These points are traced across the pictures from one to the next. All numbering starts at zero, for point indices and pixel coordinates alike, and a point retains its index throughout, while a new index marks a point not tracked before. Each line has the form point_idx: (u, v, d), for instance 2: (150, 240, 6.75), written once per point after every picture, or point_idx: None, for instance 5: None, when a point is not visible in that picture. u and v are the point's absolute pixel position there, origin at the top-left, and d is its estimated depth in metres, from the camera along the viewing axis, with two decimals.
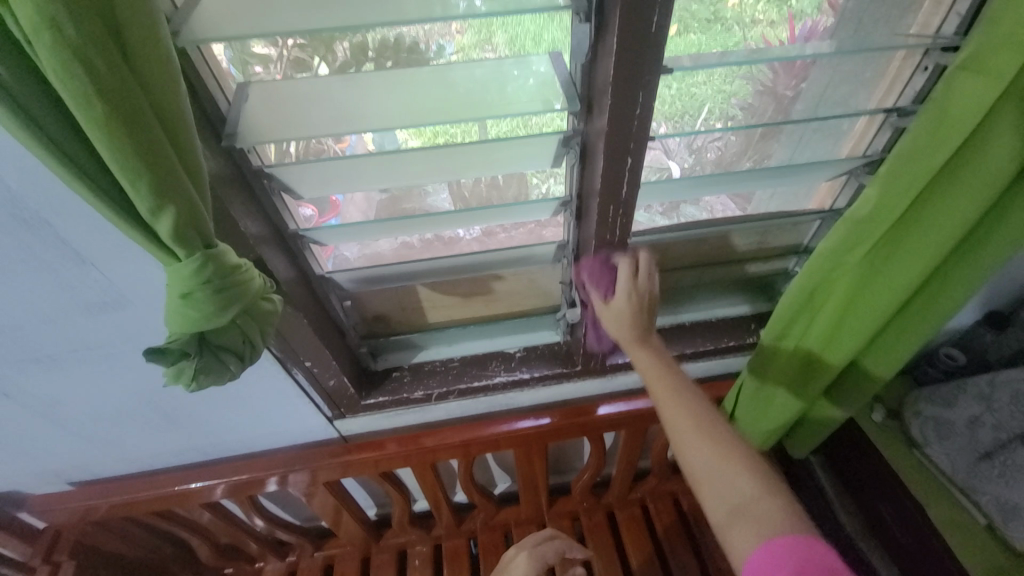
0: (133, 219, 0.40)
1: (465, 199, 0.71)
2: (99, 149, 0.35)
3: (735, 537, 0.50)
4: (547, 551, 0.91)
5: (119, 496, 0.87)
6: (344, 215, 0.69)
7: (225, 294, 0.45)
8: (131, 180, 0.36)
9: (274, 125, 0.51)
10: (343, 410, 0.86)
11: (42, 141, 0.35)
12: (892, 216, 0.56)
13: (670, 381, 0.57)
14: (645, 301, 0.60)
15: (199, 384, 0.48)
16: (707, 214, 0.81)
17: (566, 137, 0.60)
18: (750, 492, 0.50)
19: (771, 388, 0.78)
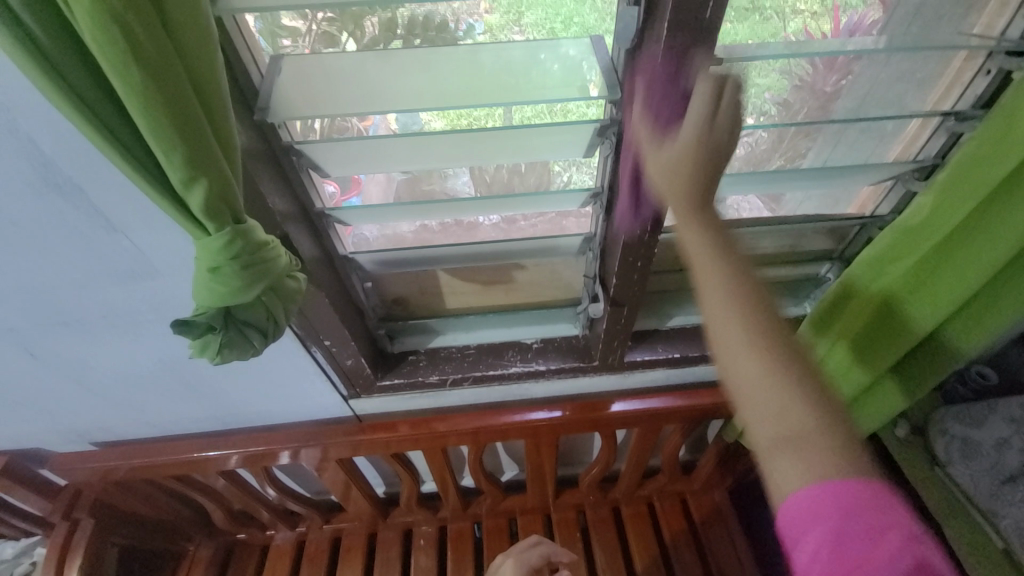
0: (164, 190, 0.40)
1: (486, 185, 0.70)
2: (134, 116, 0.35)
3: (774, 467, 0.41)
4: (532, 554, 0.92)
5: (138, 460, 0.90)
6: (365, 194, 0.68)
7: (253, 270, 0.45)
8: (166, 152, 0.36)
9: (309, 101, 0.50)
10: (358, 390, 0.86)
11: (80, 109, 0.35)
12: (944, 227, 0.54)
13: (728, 274, 0.41)
14: (714, 151, 0.41)
15: (223, 357, 0.49)
16: (733, 213, 0.77)
17: (602, 127, 0.57)
18: (803, 419, 0.39)
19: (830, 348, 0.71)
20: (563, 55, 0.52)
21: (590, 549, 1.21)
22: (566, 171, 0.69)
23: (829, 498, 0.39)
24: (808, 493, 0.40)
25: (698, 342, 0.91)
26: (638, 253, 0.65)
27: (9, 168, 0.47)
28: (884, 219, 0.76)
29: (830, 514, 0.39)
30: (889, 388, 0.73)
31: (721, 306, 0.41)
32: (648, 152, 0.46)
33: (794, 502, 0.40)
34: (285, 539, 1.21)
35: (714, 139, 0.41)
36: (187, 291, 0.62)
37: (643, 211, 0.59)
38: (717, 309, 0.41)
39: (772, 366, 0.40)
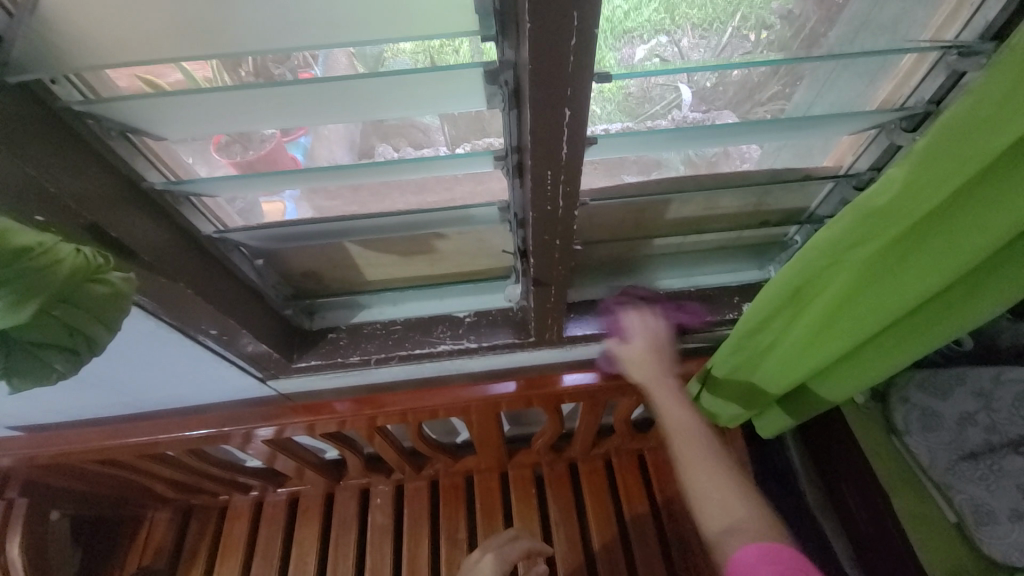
0: None
1: (453, 118, 0.55)
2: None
3: (728, 546, 0.59)
4: (513, 548, 0.93)
5: (51, 447, 0.84)
6: (316, 135, 0.56)
7: (11, 285, 0.35)
8: None
9: (124, 46, 0.38)
10: (274, 371, 0.79)
11: None
12: (917, 211, 0.42)
13: (682, 411, 0.72)
14: (660, 345, 0.77)
15: (18, 384, 0.41)
16: (723, 154, 0.66)
17: (491, 70, 0.42)
18: (744, 511, 0.61)
19: (754, 362, 0.68)
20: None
21: (545, 505, 1.22)
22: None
23: (764, 552, 0.55)
24: (747, 547, 0.57)
25: None
26: (555, 231, 0.53)
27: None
28: (858, 174, 0.65)
29: (755, 562, 0.55)
30: (831, 379, 0.70)
31: (685, 438, 0.70)
32: (621, 350, 0.78)
33: (738, 554, 0.57)
34: (242, 502, 1.22)
35: (657, 342, 0.77)
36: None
37: (549, 183, 0.46)
38: (683, 439, 0.70)
39: (716, 472, 0.65)
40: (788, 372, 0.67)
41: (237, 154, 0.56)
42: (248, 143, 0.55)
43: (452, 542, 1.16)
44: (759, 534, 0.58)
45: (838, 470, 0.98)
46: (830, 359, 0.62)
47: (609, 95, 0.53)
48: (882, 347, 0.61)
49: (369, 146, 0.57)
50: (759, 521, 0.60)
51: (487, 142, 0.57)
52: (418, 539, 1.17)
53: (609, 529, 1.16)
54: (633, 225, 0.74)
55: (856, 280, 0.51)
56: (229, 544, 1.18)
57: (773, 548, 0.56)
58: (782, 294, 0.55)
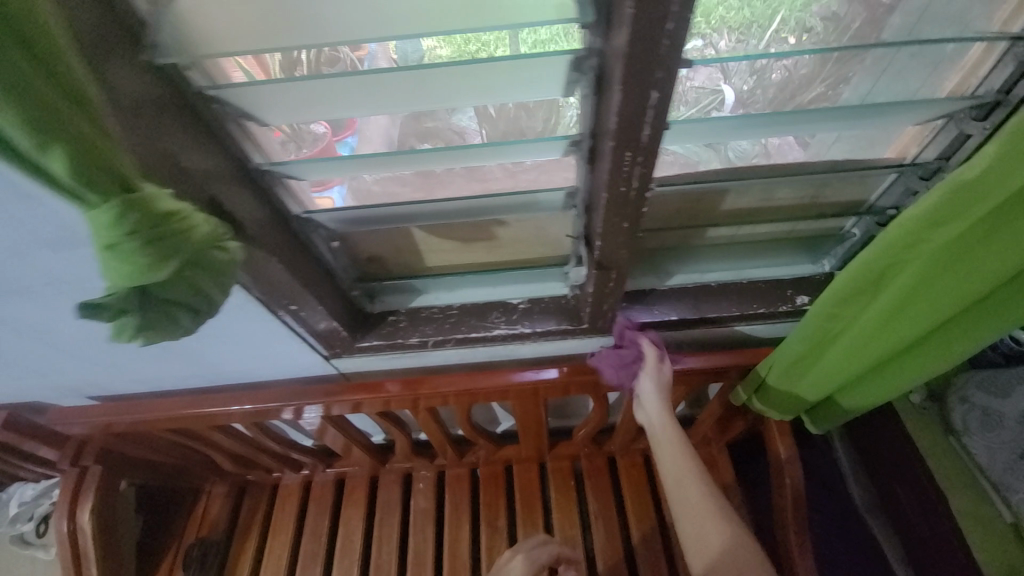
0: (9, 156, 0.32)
1: (491, 119, 0.61)
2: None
3: None
4: (541, 552, 0.92)
5: (133, 415, 0.91)
6: (362, 133, 0.61)
7: (159, 246, 0.39)
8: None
9: (257, 33, 0.43)
10: (339, 350, 0.83)
11: None
12: (1008, 190, 0.44)
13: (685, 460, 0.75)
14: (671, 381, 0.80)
15: (147, 338, 0.44)
16: (762, 153, 0.68)
17: (577, 59, 0.46)
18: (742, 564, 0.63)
19: (822, 348, 0.71)
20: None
21: (583, 497, 1.24)
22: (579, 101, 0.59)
23: None
24: None
25: (698, 302, 0.84)
26: (623, 214, 0.55)
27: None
28: (925, 164, 0.66)
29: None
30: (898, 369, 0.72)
31: (689, 483, 0.72)
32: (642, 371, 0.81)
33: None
34: (292, 481, 1.28)
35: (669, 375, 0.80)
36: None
37: (626, 165, 0.48)
38: (686, 486, 0.72)
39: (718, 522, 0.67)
40: (856, 358, 0.70)
41: (291, 151, 0.61)
42: (300, 143, 0.61)
43: (492, 529, 1.19)
44: None
45: (888, 467, 0.96)
46: (901, 343, 0.65)
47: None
48: (954, 335, 0.63)
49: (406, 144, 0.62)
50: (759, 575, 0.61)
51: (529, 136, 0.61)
52: (460, 525, 1.20)
53: (648, 522, 1.17)
54: (689, 214, 0.76)
55: (937, 262, 0.53)
56: (280, 521, 1.23)
57: None
58: (863, 276, 0.59)
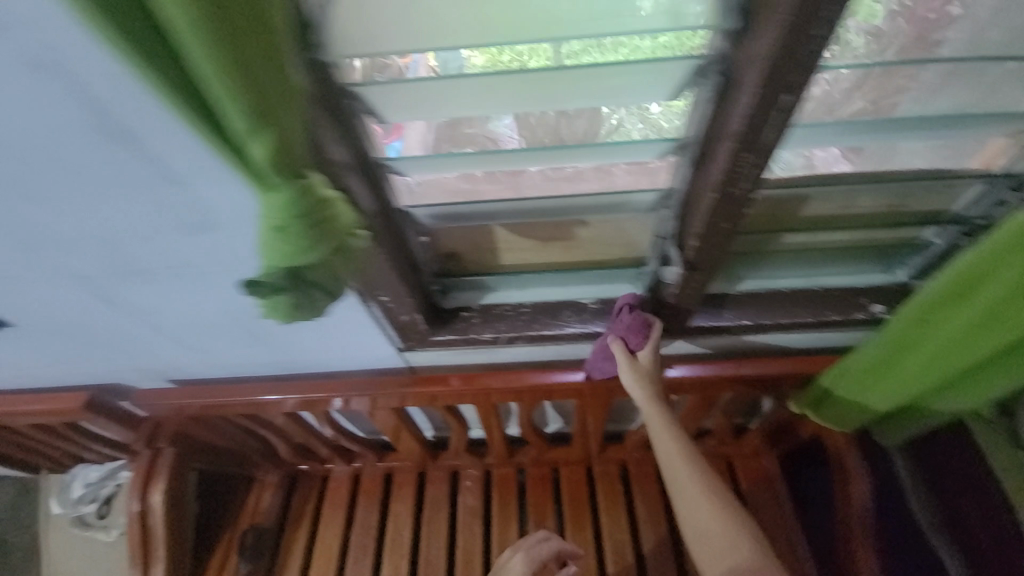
0: (221, 144, 0.34)
1: (531, 128, 0.59)
2: (189, 56, 0.29)
3: None
4: (544, 547, 0.93)
5: (211, 399, 0.95)
6: (406, 140, 0.60)
7: (319, 228, 0.43)
8: (228, 104, 0.31)
9: (400, 36, 0.46)
10: (413, 343, 0.86)
11: (158, 74, 0.30)
12: None
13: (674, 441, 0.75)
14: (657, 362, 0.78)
15: (292, 316, 0.48)
16: (805, 162, 0.66)
17: (699, 65, 0.48)
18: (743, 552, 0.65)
19: (899, 354, 0.72)
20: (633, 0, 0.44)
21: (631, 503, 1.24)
22: (621, 111, 0.57)
23: None
24: None
25: (772, 307, 0.84)
26: (725, 214, 0.57)
27: (38, 89, 0.41)
28: (1017, 175, 0.66)
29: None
30: (977, 382, 0.71)
31: (681, 468, 0.73)
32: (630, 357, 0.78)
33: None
34: (342, 473, 1.30)
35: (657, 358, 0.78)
36: (255, 238, 0.58)
37: (741, 167, 0.50)
38: (678, 471, 0.73)
39: (715, 508, 0.69)
40: (934, 366, 0.70)
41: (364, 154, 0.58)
42: None
43: (540, 530, 1.20)
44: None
45: (954, 486, 0.96)
46: (985, 354, 0.65)
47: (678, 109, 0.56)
48: None
49: (441, 150, 0.61)
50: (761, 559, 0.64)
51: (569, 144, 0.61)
52: (508, 522, 1.22)
53: None
54: (769, 220, 0.76)
55: None
56: (331, 513, 1.25)
57: None
58: (954, 284, 0.60)
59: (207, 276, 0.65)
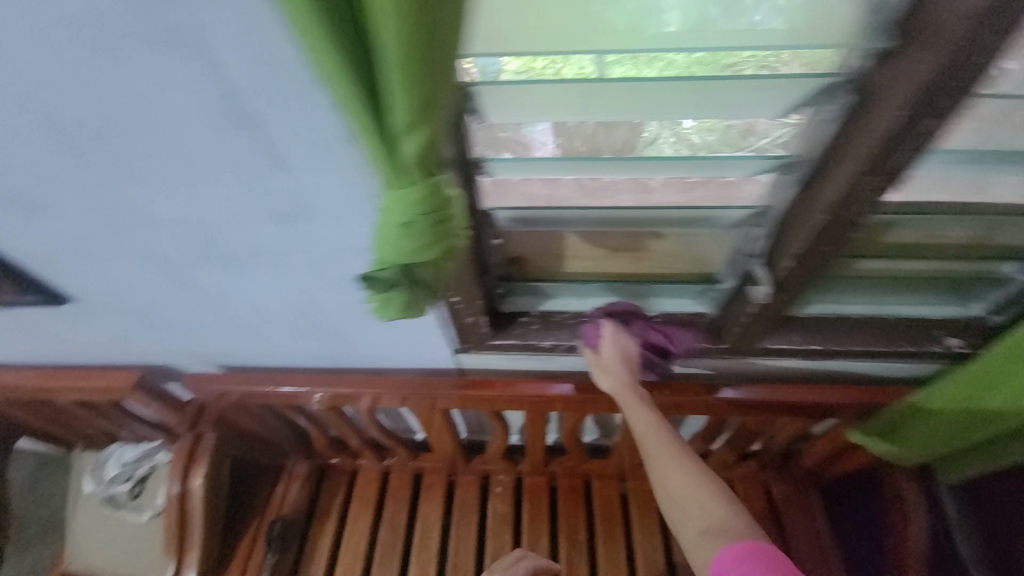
0: (376, 135, 0.34)
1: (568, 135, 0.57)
2: (378, 36, 0.29)
3: (708, 550, 0.65)
4: (519, 567, 0.93)
5: (259, 387, 0.94)
6: None
7: (441, 226, 0.42)
8: (404, 95, 0.31)
9: (513, 39, 0.45)
10: (470, 345, 0.85)
11: (343, 58, 0.30)
12: None
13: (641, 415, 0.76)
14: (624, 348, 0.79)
15: (396, 314, 0.48)
16: None
17: (833, 83, 0.47)
18: (717, 514, 0.67)
19: (981, 389, 0.71)
20: (660, 16, 0.44)
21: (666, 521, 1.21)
22: (656, 124, 0.56)
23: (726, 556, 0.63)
24: (721, 552, 0.64)
25: (842, 334, 0.82)
26: (830, 239, 0.56)
27: (172, 66, 0.40)
28: None
29: (734, 561, 0.62)
30: None
31: (652, 441, 0.74)
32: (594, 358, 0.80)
33: (717, 556, 0.64)
34: (371, 468, 1.29)
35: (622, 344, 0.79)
36: (346, 231, 0.57)
37: (858, 191, 0.49)
38: (651, 444, 0.74)
39: (690, 474, 0.70)
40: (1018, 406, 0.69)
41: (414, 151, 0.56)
42: None
43: (571, 542, 1.18)
44: (737, 535, 0.64)
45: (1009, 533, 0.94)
46: None
47: (710, 126, 0.55)
48: None
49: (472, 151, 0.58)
50: (734, 518, 0.66)
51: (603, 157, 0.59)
52: (539, 530, 1.20)
53: None
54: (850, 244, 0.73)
55: None
56: (360, 509, 1.25)
57: (751, 546, 0.62)
58: None
59: (288, 265, 0.64)
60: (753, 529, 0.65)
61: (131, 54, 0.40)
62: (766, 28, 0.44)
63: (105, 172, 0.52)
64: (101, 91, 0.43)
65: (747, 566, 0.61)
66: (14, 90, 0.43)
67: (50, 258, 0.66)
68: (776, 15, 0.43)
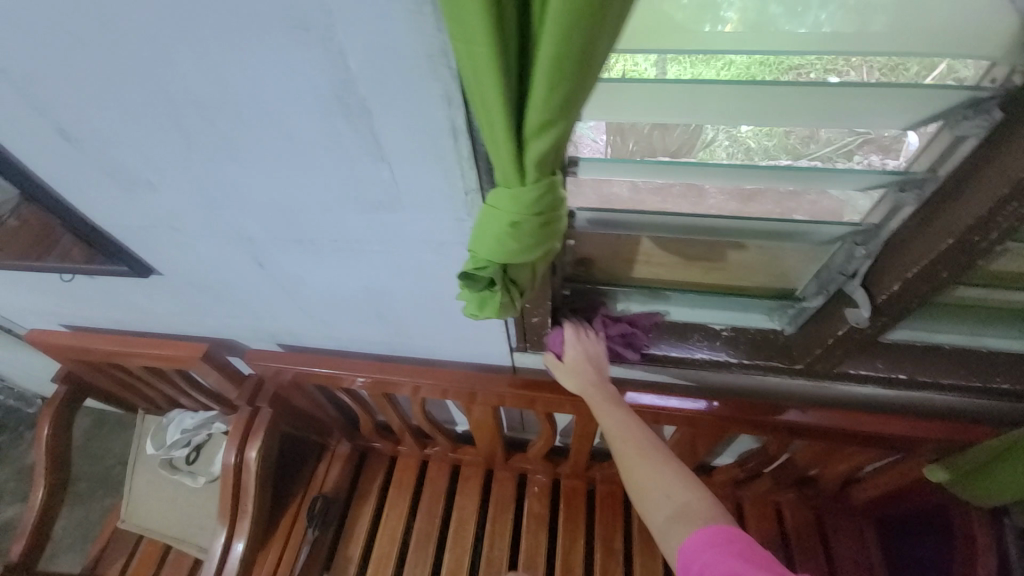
0: (508, 130, 0.34)
1: (624, 135, 0.58)
2: (543, 23, 0.28)
3: (675, 537, 0.63)
4: None
5: (317, 369, 0.96)
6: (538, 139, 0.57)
7: (547, 227, 0.41)
8: (548, 91, 0.30)
9: (634, 35, 0.44)
10: (529, 344, 0.84)
11: (490, 51, 0.30)
12: None
13: (604, 408, 0.75)
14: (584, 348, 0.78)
15: (485, 313, 0.48)
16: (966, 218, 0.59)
17: (980, 97, 0.44)
18: (684, 500, 0.65)
19: None
20: (717, 14, 0.42)
21: None
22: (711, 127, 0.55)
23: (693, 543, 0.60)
24: (687, 541, 0.61)
25: (931, 365, 0.76)
26: (951, 264, 0.52)
27: (294, 51, 0.41)
28: None
29: (703, 546, 0.59)
30: None
31: (614, 434, 0.73)
32: (554, 361, 0.80)
33: (685, 541, 0.61)
34: (411, 455, 1.31)
35: (581, 343, 0.79)
36: (432, 224, 0.57)
37: (996, 216, 0.45)
38: (617, 436, 0.73)
39: (655, 463, 0.69)
40: None
41: None
42: None
43: (608, 550, 1.16)
44: (706, 521, 0.61)
45: None
46: None
47: (768, 132, 0.55)
48: None
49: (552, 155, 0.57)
50: (700, 503, 0.64)
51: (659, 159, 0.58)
52: (575, 535, 1.18)
53: None
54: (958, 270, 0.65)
55: None
56: (399, 493, 1.26)
57: (716, 531, 0.59)
58: None
59: (372, 254, 0.65)
60: (717, 510, 0.63)
61: (256, 36, 0.40)
62: (839, 29, 0.41)
63: (209, 151, 0.53)
64: (219, 71, 0.44)
65: (716, 551, 0.58)
66: (139, 67, 0.45)
67: (142, 230, 0.69)
68: (840, 17, 0.41)
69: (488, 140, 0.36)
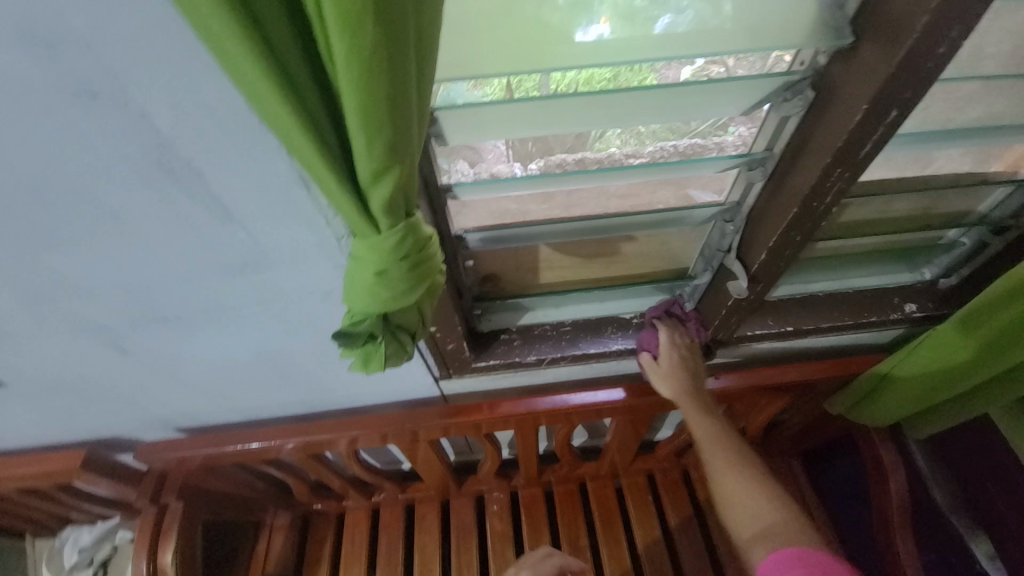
0: (344, 180, 0.32)
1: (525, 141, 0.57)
2: (338, 74, 0.27)
3: (757, 553, 0.61)
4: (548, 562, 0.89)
5: (227, 447, 0.86)
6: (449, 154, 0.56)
7: (420, 268, 0.38)
8: (370, 137, 0.29)
9: (471, 61, 0.43)
10: (452, 371, 0.81)
11: (295, 106, 0.28)
12: None
13: (703, 421, 0.74)
14: (687, 355, 0.78)
15: (380, 366, 0.45)
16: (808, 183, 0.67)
17: (791, 82, 0.50)
18: (771, 520, 0.63)
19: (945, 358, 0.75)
20: (591, 10, 0.43)
21: (662, 512, 1.23)
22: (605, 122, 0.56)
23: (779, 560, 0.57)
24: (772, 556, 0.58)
25: (810, 314, 0.85)
26: (802, 228, 0.57)
27: (87, 122, 0.35)
28: None
29: (788, 565, 0.56)
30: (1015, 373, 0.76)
31: (713, 448, 0.72)
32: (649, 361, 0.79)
33: (765, 558, 0.59)
34: (358, 507, 1.23)
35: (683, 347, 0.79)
36: (308, 276, 0.53)
37: (828, 183, 0.51)
38: (714, 448, 0.71)
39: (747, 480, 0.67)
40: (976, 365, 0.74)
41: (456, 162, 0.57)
42: None
43: (575, 549, 1.16)
44: (790, 539, 0.59)
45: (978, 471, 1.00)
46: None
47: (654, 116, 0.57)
48: None
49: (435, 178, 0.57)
50: (790, 521, 0.62)
51: (558, 158, 0.58)
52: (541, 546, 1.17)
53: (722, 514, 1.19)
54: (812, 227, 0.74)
55: None
56: (353, 550, 1.18)
57: (799, 553, 0.57)
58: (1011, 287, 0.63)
59: (253, 318, 0.59)
60: (808, 531, 0.60)
61: (26, 108, 0.34)
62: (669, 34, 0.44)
63: (14, 244, 0.45)
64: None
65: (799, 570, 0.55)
66: None
67: None
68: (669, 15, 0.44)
69: (328, 194, 0.34)
